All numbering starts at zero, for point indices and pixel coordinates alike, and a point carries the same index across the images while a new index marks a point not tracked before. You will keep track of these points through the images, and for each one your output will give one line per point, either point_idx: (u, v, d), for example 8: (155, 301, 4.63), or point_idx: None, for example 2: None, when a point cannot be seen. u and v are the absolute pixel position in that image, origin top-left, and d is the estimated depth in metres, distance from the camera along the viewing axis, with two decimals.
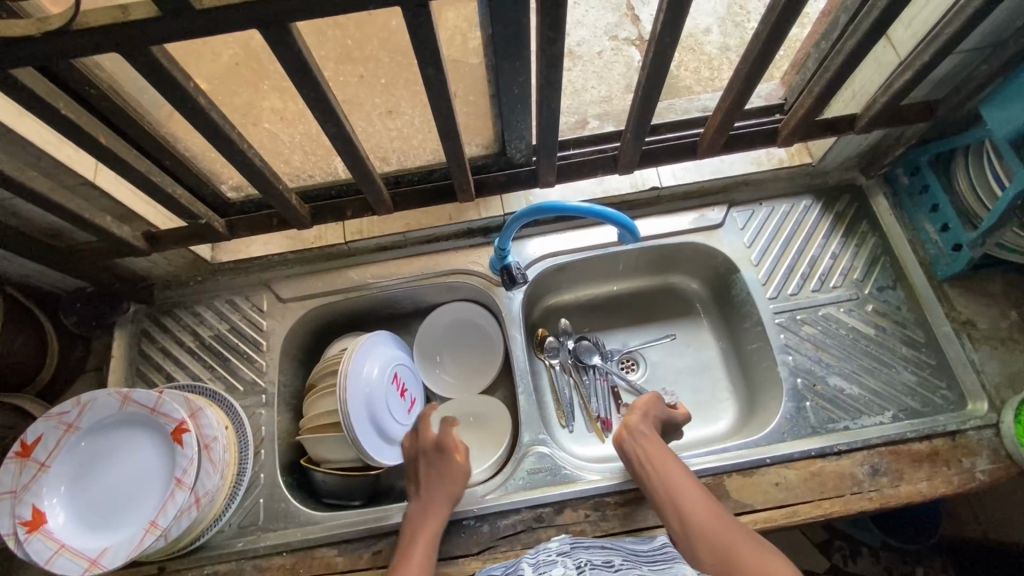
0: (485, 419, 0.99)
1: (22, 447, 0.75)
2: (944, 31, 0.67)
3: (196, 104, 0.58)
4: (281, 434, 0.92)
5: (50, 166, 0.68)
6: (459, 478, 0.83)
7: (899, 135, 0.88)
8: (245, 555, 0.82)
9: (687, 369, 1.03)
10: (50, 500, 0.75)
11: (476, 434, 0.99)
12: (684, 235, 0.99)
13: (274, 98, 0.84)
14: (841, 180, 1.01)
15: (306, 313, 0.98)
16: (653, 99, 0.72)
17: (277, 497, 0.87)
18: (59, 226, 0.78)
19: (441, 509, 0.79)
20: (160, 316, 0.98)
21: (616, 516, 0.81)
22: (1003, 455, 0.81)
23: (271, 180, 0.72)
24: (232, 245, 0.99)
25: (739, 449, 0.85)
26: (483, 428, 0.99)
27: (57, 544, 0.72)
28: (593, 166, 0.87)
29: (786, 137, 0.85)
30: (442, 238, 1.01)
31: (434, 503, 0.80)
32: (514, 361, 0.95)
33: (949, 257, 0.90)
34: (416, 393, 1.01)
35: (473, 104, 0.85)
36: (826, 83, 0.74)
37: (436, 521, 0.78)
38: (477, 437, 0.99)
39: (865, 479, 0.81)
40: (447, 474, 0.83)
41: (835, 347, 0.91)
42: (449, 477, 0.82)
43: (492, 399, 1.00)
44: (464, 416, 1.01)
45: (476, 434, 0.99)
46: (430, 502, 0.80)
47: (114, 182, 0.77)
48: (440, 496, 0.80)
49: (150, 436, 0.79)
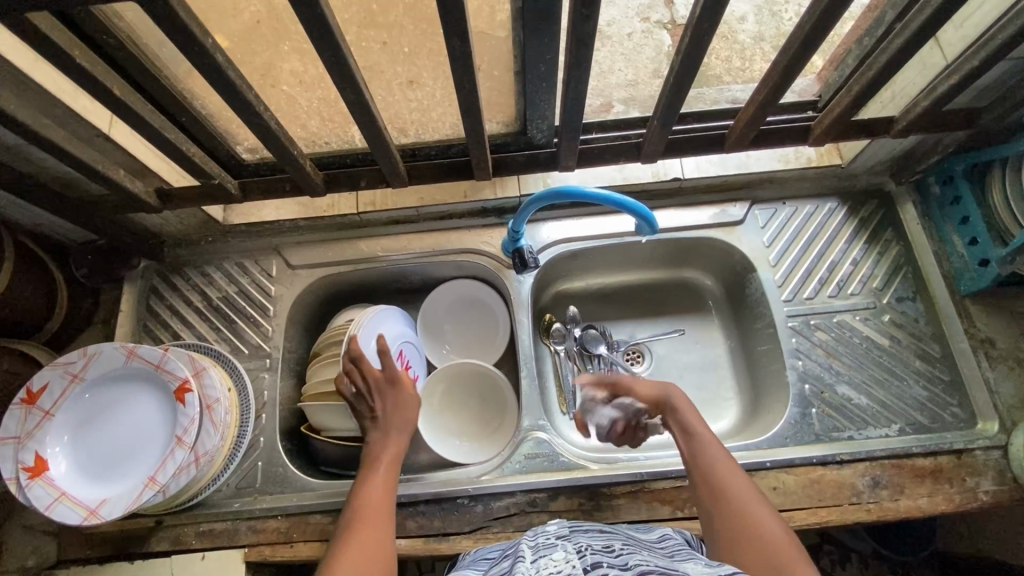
0: (469, 373, 0.99)
1: (28, 394, 0.75)
2: (997, 36, 0.64)
3: (213, 61, 0.56)
4: (283, 399, 0.93)
5: (65, 116, 0.66)
6: (415, 405, 0.82)
7: (937, 142, 0.84)
8: (241, 516, 0.84)
9: (693, 365, 1.02)
10: (53, 448, 0.75)
11: (463, 394, 1.00)
12: (704, 229, 0.96)
13: (295, 60, 0.79)
14: (869, 185, 0.98)
15: (315, 282, 0.97)
16: (685, 85, 0.69)
17: (276, 461, 0.88)
18: (73, 178, 0.77)
19: (405, 441, 0.78)
20: (170, 274, 0.98)
21: (609, 506, 0.81)
22: (1009, 478, 0.80)
23: (286, 145, 0.71)
24: (245, 207, 0.98)
25: (738, 450, 0.84)
26: (484, 390, 0.99)
27: (58, 491, 0.73)
28: (616, 152, 0.85)
29: (817, 137, 0.82)
30: (456, 215, 0.99)
31: (400, 434, 0.78)
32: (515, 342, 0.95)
33: (973, 272, 0.87)
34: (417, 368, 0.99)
35: (496, 79, 0.79)
36: (867, 83, 0.71)
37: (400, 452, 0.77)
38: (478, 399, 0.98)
39: (864, 490, 0.81)
40: (403, 404, 0.81)
41: (846, 355, 0.89)
42: (406, 409, 0.81)
43: (473, 371, 0.99)
44: (465, 374, 0.99)
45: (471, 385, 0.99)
46: (393, 433, 0.78)
47: (129, 135, 0.75)
48: (400, 425, 0.79)
49: (154, 393, 0.80)
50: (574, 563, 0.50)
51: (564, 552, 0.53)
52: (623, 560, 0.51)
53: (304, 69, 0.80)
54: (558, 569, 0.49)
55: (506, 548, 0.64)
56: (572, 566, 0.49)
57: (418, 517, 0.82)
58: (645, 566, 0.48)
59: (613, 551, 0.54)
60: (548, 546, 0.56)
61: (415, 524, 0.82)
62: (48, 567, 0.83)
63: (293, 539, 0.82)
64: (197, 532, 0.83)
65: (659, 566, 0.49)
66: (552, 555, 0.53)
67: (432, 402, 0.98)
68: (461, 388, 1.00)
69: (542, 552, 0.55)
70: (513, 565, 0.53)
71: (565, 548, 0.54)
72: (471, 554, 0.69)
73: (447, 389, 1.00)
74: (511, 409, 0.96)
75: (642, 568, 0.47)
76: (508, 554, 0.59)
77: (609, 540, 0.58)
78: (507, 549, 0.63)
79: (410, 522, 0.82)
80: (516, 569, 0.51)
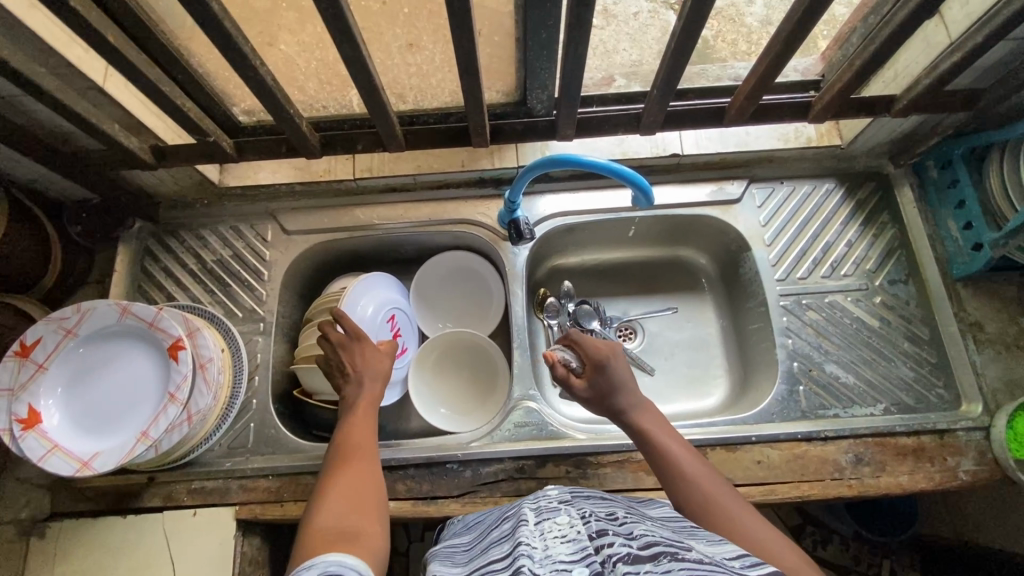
0: (458, 344, 1.00)
1: (22, 347, 0.75)
2: (1003, 12, 0.63)
3: (208, 10, 0.55)
4: (276, 363, 0.94)
5: (59, 65, 0.65)
6: (384, 355, 0.81)
7: (937, 123, 0.84)
8: (232, 474, 0.85)
9: (684, 342, 1.03)
10: (45, 400, 0.75)
11: (454, 364, 1.01)
12: (700, 207, 0.96)
13: (293, 19, 0.74)
14: (868, 167, 0.98)
15: (310, 248, 0.97)
16: (684, 58, 0.69)
17: (268, 423, 0.89)
18: (67, 132, 0.76)
19: (379, 392, 0.77)
20: (164, 236, 0.98)
21: (595, 475, 0.83)
22: (989, 458, 0.81)
23: (282, 103, 0.70)
24: (241, 170, 0.97)
25: (724, 424, 0.85)
26: (474, 361, 1.00)
27: (51, 443, 0.74)
28: (615, 123, 0.84)
29: (817, 115, 0.81)
30: (452, 185, 0.99)
31: (372, 386, 0.77)
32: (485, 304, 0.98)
33: (967, 256, 0.87)
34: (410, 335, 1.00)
35: (497, 45, 0.77)
36: (871, 56, 0.70)
37: (376, 399, 0.76)
38: (468, 369, 1.00)
39: (847, 466, 0.82)
40: (372, 353, 0.80)
41: (837, 335, 0.90)
42: (375, 356, 0.80)
43: (461, 343, 1.00)
44: (454, 347, 1.01)
45: (461, 354, 1.00)
46: (366, 381, 0.77)
47: (124, 89, 0.74)
48: (372, 376, 0.78)
49: (147, 350, 0.80)
50: (579, 529, 0.48)
51: (568, 516, 0.52)
52: (627, 529, 0.49)
53: (301, 27, 0.75)
54: (564, 534, 0.48)
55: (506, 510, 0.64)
56: (577, 531, 0.48)
57: (407, 480, 0.83)
58: (650, 537, 0.47)
59: (616, 518, 0.52)
60: (551, 510, 0.55)
61: (404, 487, 0.83)
62: (41, 520, 0.84)
63: (283, 499, 0.83)
64: (189, 489, 0.85)
65: (666, 538, 0.48)
66: (556, 519, 0.51)
67: (423, 374, 0.99)
68: (452, 361, 1.01)
69: (545, 515, 0.53)
70: (516, 528, 0.52)
71: (569, 513, 0.52)
72: (462, 521, 0.71)
73: (438, 364, 1.00)
74: (501, 375, 0.97)
75: (649, 539, 0.46)
76: (508, 516, 0.59)
77: (611, 506, 0.56)
78: (503, 513, 0.63)
79: (399, 485, 0.83)
80: (520, 532, 0.50)
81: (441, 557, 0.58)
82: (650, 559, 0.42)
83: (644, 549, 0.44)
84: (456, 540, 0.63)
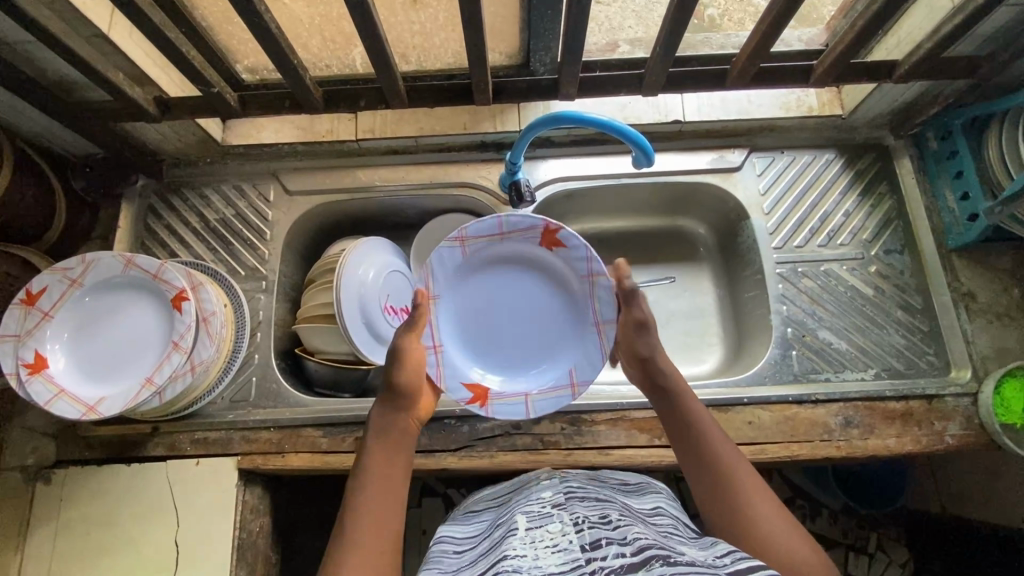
0: None
1: (27, 295, 0.77)
2: None
3: None
4: (278, 320, 0.95)
5: (65, 10, 0.66)
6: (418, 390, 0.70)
7: (938, 92, 0.85)
8: (234, 426, 0.86)
9: (680, 310, 1.04)
10: (50, 347, 0.77)
11: None
12: (699, 174, 0.97)
13: None
14: (868, 138, 0.98)
15: (312, 208, 0.98)
16: (683, 22, 0.69)
17: (269, 377, 0.90)
18: (73, 82, 0.77)
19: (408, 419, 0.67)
20: (167, 194, 0.99)
21: (589, 432, 0.84)
22: (975, 423, 0.83)
23: (286, 54, 0.70)
24: (244, 128, 0.97)
25: (717, 386, 0.87)
26: None
27: (57, 389, 0.75)
28: (617, 84, 0.84)
29: (819, 77, 0.81)
30: (455, 149, 1.00)
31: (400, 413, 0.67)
32: (552, 247, 0.81)
33: (962, 227, 0.89)
34: (503, 302, 0.84)
35: (500, 4, 0.76)
36: (872, 19, 0.70)
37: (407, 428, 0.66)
38: None
39: (836, 428, 0.84)
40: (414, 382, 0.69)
41: (831, 302, 0.91)
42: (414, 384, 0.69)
43: None
44: None
45: None
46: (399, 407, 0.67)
47: (129, 38, 0.75)
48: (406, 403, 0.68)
49: (150, 301, 0.81)
50: (572, 540, 0.50)
51: (561, 523, 0.53)
52: (620, 532, 0.50)
53: None
54: (556, 545, 0.49)
55: (500, 507, 0.66)
56: (569, 541, 0.50)
57: None
58: (642, 541, 0.49)
59: (610, 522, 0.53)
60: (544, 515, 0.56)
61: None
62: (47, 466, 0.86)
63: (284, 450, 0.85)
64: (192, 440, 0.86)
65: (656, 541, 0.50)
66: (548, 527, 0.53)
67: None
68: None
69: (538, 522, 0.55)
70: (509, 537, 0.53)
71: (562, 519, 0.54)
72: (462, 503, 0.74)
73: None
74: None
75: (642, 544, 0.48)
76: (502, 521, 0.60)
77: (605, 507, 0.57)
78: (501, 511, 0.64)
79: None
80: (509, 543, 0.52)
81: (433, 559, 0.60)
82: (642, 565, 0.44)
83: (637, 555, 0.46)
84: (458, 529, 0.65)
